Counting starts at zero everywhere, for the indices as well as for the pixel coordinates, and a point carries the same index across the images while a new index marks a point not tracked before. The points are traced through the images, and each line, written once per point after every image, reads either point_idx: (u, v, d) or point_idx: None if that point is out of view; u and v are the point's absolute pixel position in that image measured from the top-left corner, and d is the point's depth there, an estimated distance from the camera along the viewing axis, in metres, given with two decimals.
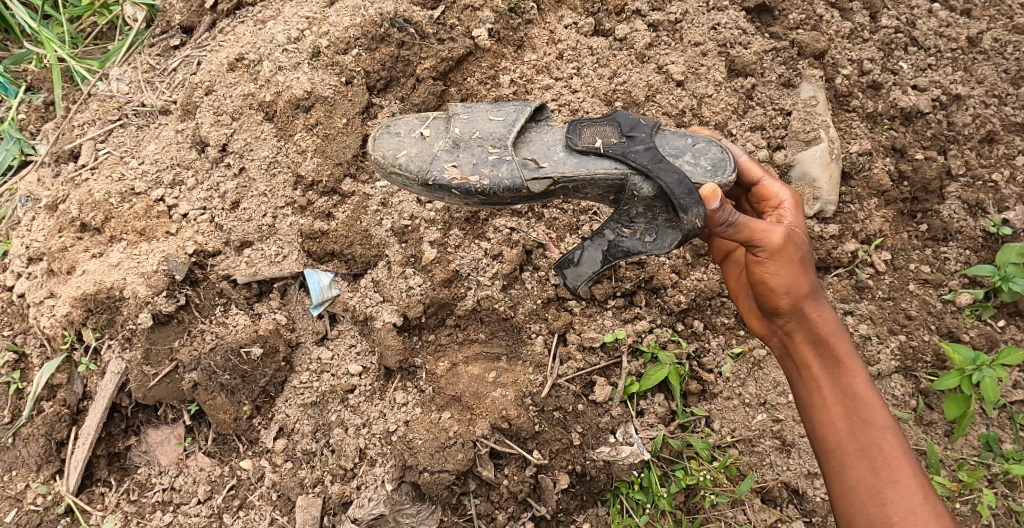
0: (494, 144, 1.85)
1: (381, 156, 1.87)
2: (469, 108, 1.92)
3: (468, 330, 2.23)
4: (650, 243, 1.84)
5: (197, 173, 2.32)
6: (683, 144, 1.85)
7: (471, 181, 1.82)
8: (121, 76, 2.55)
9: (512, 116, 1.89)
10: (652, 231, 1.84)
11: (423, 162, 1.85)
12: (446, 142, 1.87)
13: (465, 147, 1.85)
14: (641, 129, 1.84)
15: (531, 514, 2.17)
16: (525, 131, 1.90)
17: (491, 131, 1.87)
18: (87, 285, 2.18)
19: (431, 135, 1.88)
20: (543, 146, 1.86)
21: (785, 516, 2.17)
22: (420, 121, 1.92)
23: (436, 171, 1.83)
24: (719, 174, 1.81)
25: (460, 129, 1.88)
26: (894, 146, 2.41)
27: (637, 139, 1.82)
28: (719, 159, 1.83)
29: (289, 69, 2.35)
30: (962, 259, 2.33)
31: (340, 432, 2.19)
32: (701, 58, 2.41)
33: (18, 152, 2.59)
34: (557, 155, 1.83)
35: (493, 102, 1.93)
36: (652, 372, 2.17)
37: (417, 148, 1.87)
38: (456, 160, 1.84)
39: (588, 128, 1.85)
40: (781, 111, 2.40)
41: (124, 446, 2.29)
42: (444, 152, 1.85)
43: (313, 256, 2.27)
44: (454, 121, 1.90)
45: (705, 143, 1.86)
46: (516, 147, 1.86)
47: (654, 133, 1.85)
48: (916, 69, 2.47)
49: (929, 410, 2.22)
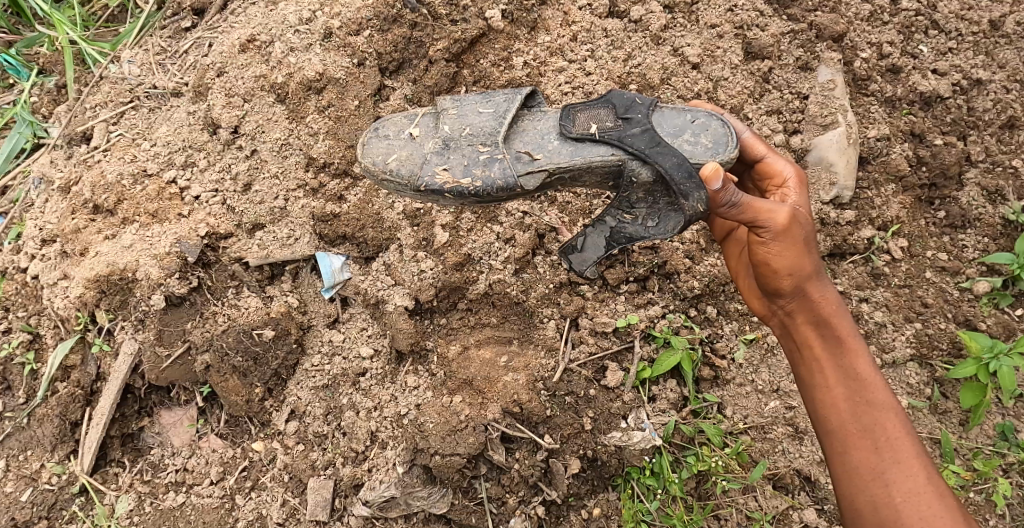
0: (484, 142, 1.82)
1: (371, 162, 1.85)
2: (458, 101, 1.89)
3: (479, 314, 2.23)
4: (657, 230, 1.84)
5: (209, 154, 2.31)
6: (681, 121, 1.82)
7: (463, 184, 1.79)
8: (132, 58, 2.54)
9: (502, 107, 1.86)
10: (655, 217, 1.83)
11: (413, 166, 1.83)
12: (435, 143, 1.84)
13: (455, 147, 1.83)
14: (637, 110, 1.81)
15: (541, 498, 2.17)
16: (517, 121, 1.87)
17: (481, 127, 1.84)
18: (100, 267, 2.18)
19: (421, 136, 1.87)
20: (536, 137, 1.83)
21: (797, 503, 2.16)
22: (409, 120, 1.90)
23: (427, 176, 1.81)
24: (720, 151, 1.79)
25: (449, 127, 1.86)
26: (913, 131, 2.36)
27: (633, 121, 1.79)
28: (720, 135, 1.80)
29: (301, 50, 2.33)
30: (980, 246, 2.29)
31: (351, 414, 2.20)
32: (717, 40, 2.37)
33: (31, 135, 2.58)
34: (551, 145, 1.81)
35: (481, 95, 1.90)
36: (664, 357, 2.17)
37: (407, 150, 1.85)
38: (447, 163, 1.81)
39: (582, 113, 1.82)
40: (798, 96, 2.36)
41: (138, 426, 2.31)
42: (434, 155, 1.83)
43: (326, 239, 2.27)
44: (443, 118, 1.87)
45: (705, 119, 1.82)
46: (508, 141, 1.83)
47: (652, 112, 1.82)
48: (936, 52, 2.43)
49: (945, 399, 2.19)
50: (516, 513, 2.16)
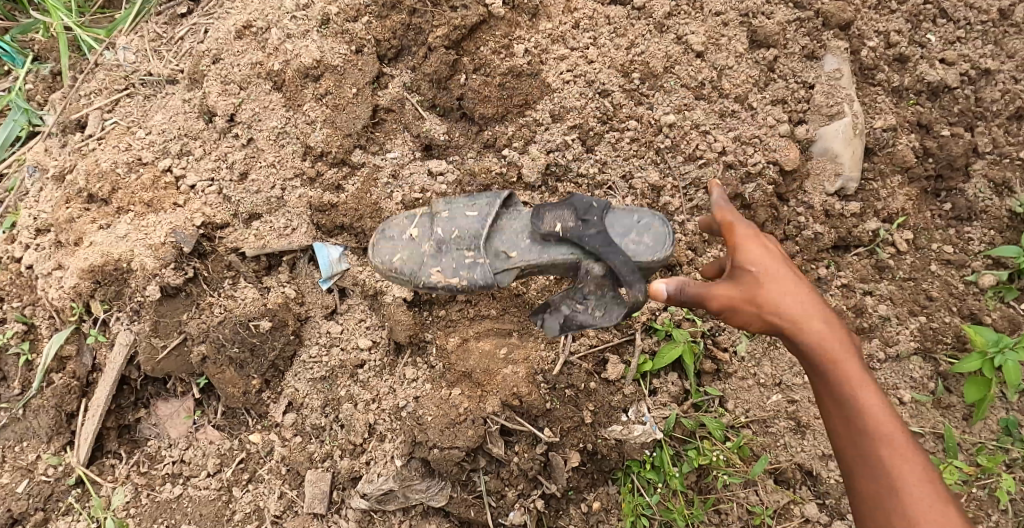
0: (473, 245, 1.88)
1: (379, 261, 1.92)
2: (450, 203, 1.94)
3: (479, 306, 2.17)
4: (601, 320, 1.85)
5: (205, 143, 2.28)
6: (630, 219, 1.86)
7: (455, 283, 1.88)
8: (127, 44, 2.48)
9: (488, 212, 1.91)
10: (602, 307, 1.85)
11: (414, 265, 1.90)
12: (431, 244, 1.90)
13: (447, 250, 1.89)
14: (595, 213, 1.83)
15: (541, 492, 2.16)
16: (499, 220, 1.92)
17: (470, 229, 1.89)
18: (94, 257, 2.14)
19: (420, 236, 1.91)
20: (512, 237, 1.89)
21: (798, 497, 2.13)
22: (409, 220, 1.95)
23: (422, 272, 1.89)
24: (660, 251, 1.83)
25: (443, 230, 1.90)
26: (919, 122, 2.32)
27: (593, 223, 1.81)
28: (663, 237, 1.84)
29: (298, 37, 2.28)
30: (986, 239, 2.25)
31: (349, 407, 2.18)
32: (722, 28, 2.29)
33: (26, 124, 2.54)
34: (521, 247, 1.88)
35: (469, 198, 1.95)
36: (666, 350, 2.15)
37: (408, 250, 1.91)
38: (440, 266, 1.88)
39: (546, 214, 1.84)
40: (803, 85, 2.29)
41: (134, 418, 2.29)
42: (431, 257, 1.89)
43: (323, 229, 2.24)
44: (438, 219, 1.91)
45: (652, 221, 1.86)
46: (490, 239, 1.89)
47: (606, 215, 1.85)
48: (944, 42, 2.36)
49: (948, 393, 2.16)
50: (515, 507, 2.14)
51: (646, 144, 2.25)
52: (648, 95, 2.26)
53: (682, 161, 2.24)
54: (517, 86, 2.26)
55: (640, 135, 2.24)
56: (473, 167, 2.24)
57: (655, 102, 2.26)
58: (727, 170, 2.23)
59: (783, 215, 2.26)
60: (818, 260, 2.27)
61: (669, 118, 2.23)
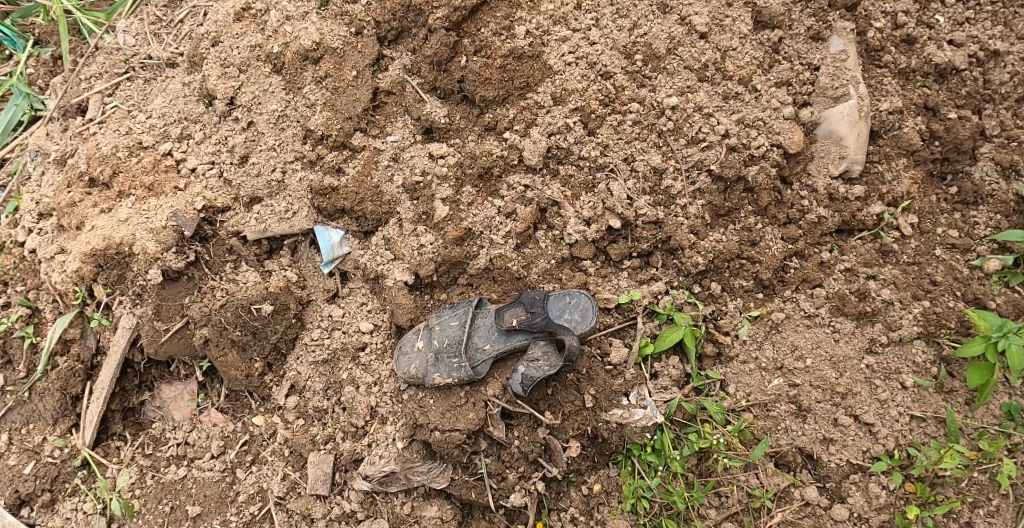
0: (466, 357, 2.12)
1: (402, 374, 2.17)
2: (441, 315, 2.19)
3: (480, 289, 2.23)
4: (548, 369, 2.08)
5: (205, 127, 2.27)
6: (562, 302, 2.17)
7: (455, 381, 2.12)
8: (127, 28, 2.46)
9: (467, 316, 2.16)
10: (562, 309, 2.17)
11: (424, 370, 2.14)
12: (432, 354, 2.14)
13: (445, 361, 2.13)
14: (539, 303, 2.14)
15: (541, 474, 2.17)
16: (477, 326, 2.15)
17: (459, 340, 2.13)
18: (97, 241, 2.16)
19: (425, 347, 2.16)
20: (487, 335, 2.14)
21: (799, 481, 2.13)
22: (413, 334, 2.19)
23: (428, 379, 2.14)
24: (584, 323, 2.15)
25: (438, 340, 2.15)
26: (926, 105, 2.23)
27: (538, 313, 2.13)
28: (586, 309, 2.17)
29: (297, 19, 2.26)
30: (992, 223, 2.17)
31: (351, 389, 2.21)
32: (726, 8, 2.25)
33: (28, 108, 2.52)
34: (493, 340, 2.13)
35: (454, 305, 2.21)
36: (667, 333, 2.17)
37: (418, 363, 2.15)
38: (443, 370, 2.13)
39: (503, 312, 2.15)
40: (808, 67, 2.24)
41: (139, 401, 2.32)
42: (434, 367, 2.13)
43: (324, 212, 2.25)
44: (432, 330, 2.17)
45: (579, 299, 2.18)
46: (472, 345, 2.13)
47: (547, 301, 2.16)
48: (953, 22, 2.24)
49: (951, 378, 2.12)
50: (516, 489, 2.16)
51: (648, 127, 2.23)
52: (650, 77, 2.24)
53: (684, 144, 2.22)
54: (518, 68, 2.23)
55: (642, 117, 2.23)
56: (473, 151, 2.24)
57: (657, 84, 2.23)
58: (730, 154, 2.20)
59: (786, 198, 2.23)
60: (821, 244, 2.23)
61: (671, 101, 2.21)
